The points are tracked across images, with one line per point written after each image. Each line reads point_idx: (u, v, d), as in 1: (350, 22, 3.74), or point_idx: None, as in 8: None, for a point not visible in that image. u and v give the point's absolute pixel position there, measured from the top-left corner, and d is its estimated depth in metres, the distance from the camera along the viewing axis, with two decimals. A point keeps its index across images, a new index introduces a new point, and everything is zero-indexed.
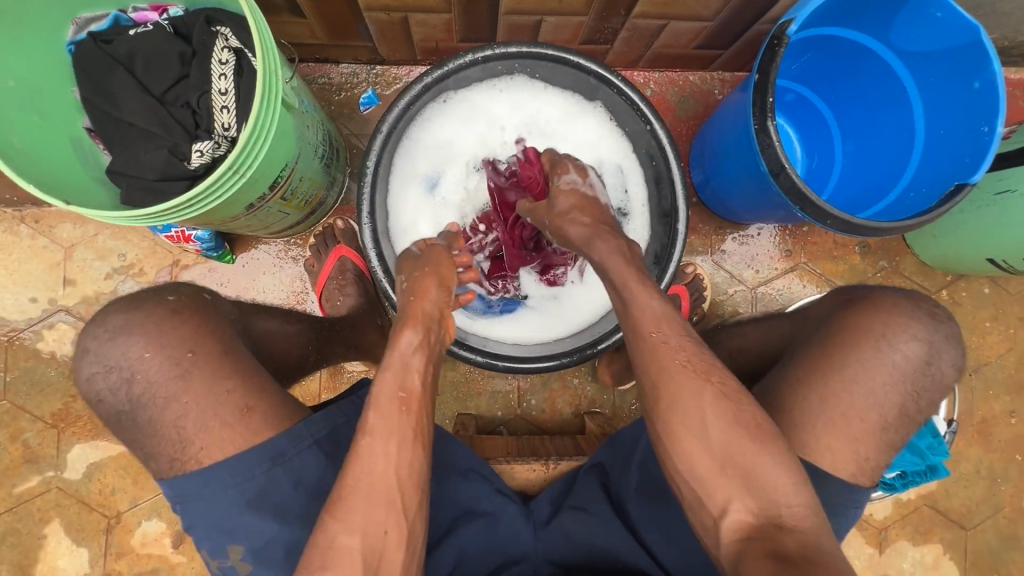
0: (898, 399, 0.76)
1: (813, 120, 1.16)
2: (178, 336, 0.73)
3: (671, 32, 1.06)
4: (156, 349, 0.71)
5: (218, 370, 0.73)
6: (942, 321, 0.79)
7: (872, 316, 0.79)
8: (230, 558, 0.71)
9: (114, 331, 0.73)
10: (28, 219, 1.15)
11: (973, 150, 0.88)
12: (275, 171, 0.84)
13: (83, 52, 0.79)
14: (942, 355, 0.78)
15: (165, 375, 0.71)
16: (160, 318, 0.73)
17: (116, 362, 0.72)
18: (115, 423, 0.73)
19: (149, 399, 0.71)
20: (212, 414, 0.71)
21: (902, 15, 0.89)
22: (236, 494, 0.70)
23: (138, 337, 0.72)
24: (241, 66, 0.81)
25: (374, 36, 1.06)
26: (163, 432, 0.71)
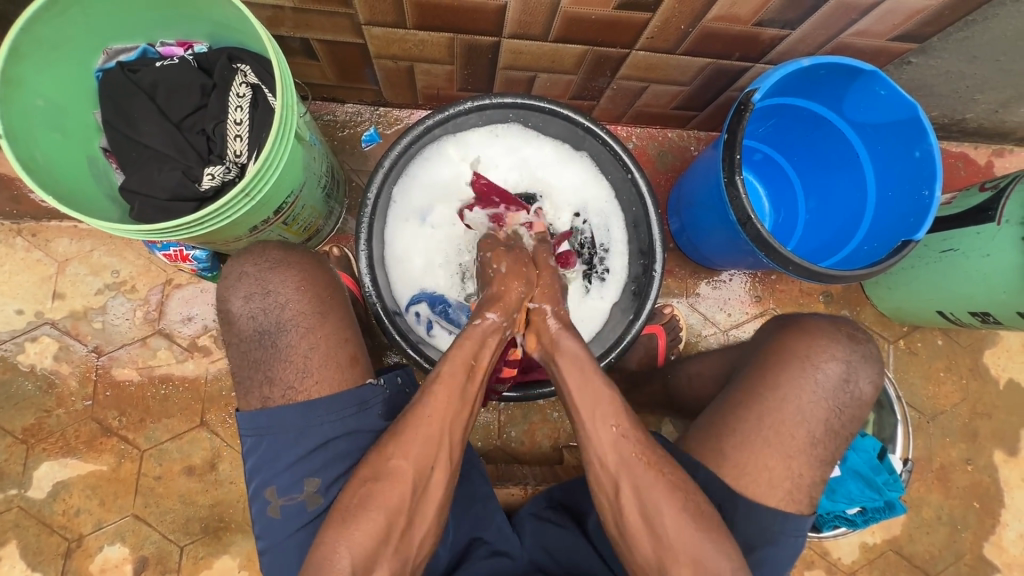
0: (824, 415, 0.82)
1: (778, 178, 1.28)
2: (326, 282, 0.85)
3: (652, 93, 1.17)
4: (314, 286, 0.83)
5: (346, 318, 0.85)
6: (859, 343, 0.86)
7: (798, 338, 0.86)
8: (302, 490, 0.78)
9: (274, 263, 0.83)
10: (25, 232, 1.16)
11: (916, 211, 0.99)
12: (281, 196, 0.89)
13: (111, 80, 0.85)
14: (861, 373, 0.84)
15: (311, 310, 0.82)
16: (312, 264, 0.86)
17: (275, 288, 0.82)
18: (250, 344, 0.81)
19: (294, 326, 0.81)
20: (333, 356, 0.82)
21: (852, 91, 1.00)
22: (323, 429, 0.79)
23: (296, 274, 0.83)
24: (256, 100, 0.87)
25: (380, 80, 1.14)
26: (292, 360, 0.80)
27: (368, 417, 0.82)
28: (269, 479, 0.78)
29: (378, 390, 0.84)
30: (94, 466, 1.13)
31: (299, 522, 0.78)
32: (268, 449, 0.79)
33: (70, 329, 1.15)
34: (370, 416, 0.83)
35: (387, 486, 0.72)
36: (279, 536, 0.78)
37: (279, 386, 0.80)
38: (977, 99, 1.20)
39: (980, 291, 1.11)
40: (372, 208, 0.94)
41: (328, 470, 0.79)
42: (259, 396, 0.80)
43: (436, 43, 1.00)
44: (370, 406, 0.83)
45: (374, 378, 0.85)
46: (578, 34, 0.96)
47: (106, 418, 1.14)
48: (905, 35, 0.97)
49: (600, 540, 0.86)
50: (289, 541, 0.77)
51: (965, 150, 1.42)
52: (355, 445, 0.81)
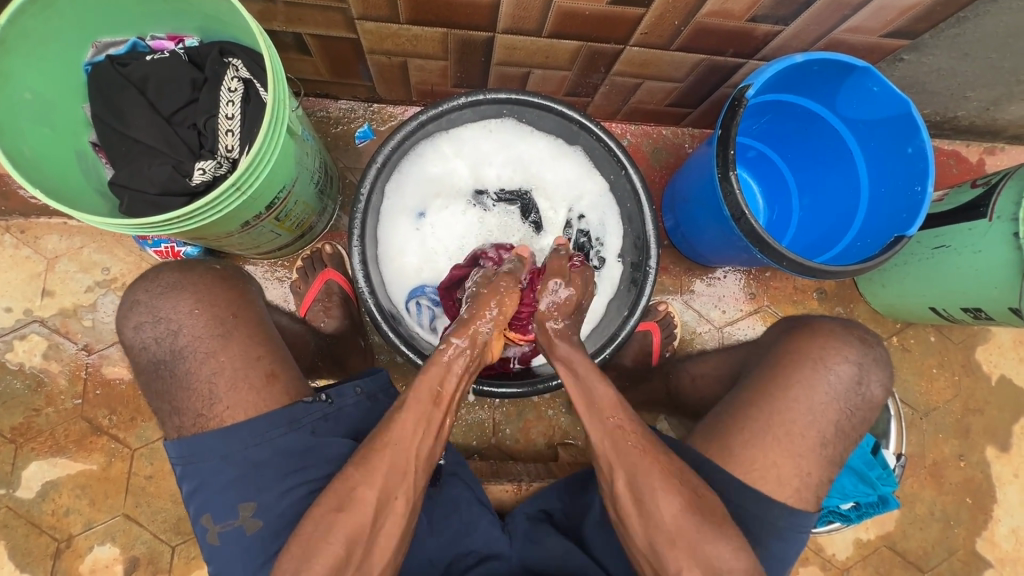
0: (835, 417, 0.82)
1: (772, 176, 1.28)
2: (224, 301, 0.84)
3: (647, 90, 1.17)
4: (205, 307, 0.82)
5: (253, 335, 0.84)
6: (871, 346, 0.87)
7: (811, 341, 0.86)
8: (237, 516, 0.75)
9: (166, 288, 0.83)
10: (14, 229, 1.15)
11: (908, 207, 0.99)
12: (273, 191, 0.88)
13: (100, 73, 0.84)
14: (871, 376, 0.85)
15: (209, 332, 0.81)
16: (209, 282, 0.85)
17: (166, 315, 0.81)
18: (150, 374, 0.81)
19: (190, 351, 0.80)
20: (242, 377, 0.80)
21: (845, 87, 1.01)
22: (250, 453, 0.77)
23: (189, 296, 0.83)
24: (248, 94, 0.87)
25: (373, 76, 1.13)
26: (197, 386, 0.79)
27: (299, 436, 0.80)
28: (203, 507, 0.76)
29: (308, 408, 0.82)
30: (83, 466, 1.12)
31: (240, 547, 0.75)
32: (198, 477, 0.77)
33: (59, 327, 1.14)
34: (303, 434, 0.80)
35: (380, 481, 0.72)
36: (224, 563, 0.75)
37: (188, 412, 0.79)
38: (969, 97, 1.21)
39: (972, 287, 1.11)
40: (366, 204, 0.94)
41: (263, 494, 0.77)
42: (173, 424, 0.80)
43: (430, 38, 0.99)
44: (303, 425, 0.81)
45: (311, 395, 0.83)
46: (572, 29, 0.96)
47: (96, 417, 1.13)
48: (897, 31, 0.98)
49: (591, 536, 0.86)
50: (234, 568, 0.75)
51: (957, 148, 1.44)
52: (291, 465, 0.78)
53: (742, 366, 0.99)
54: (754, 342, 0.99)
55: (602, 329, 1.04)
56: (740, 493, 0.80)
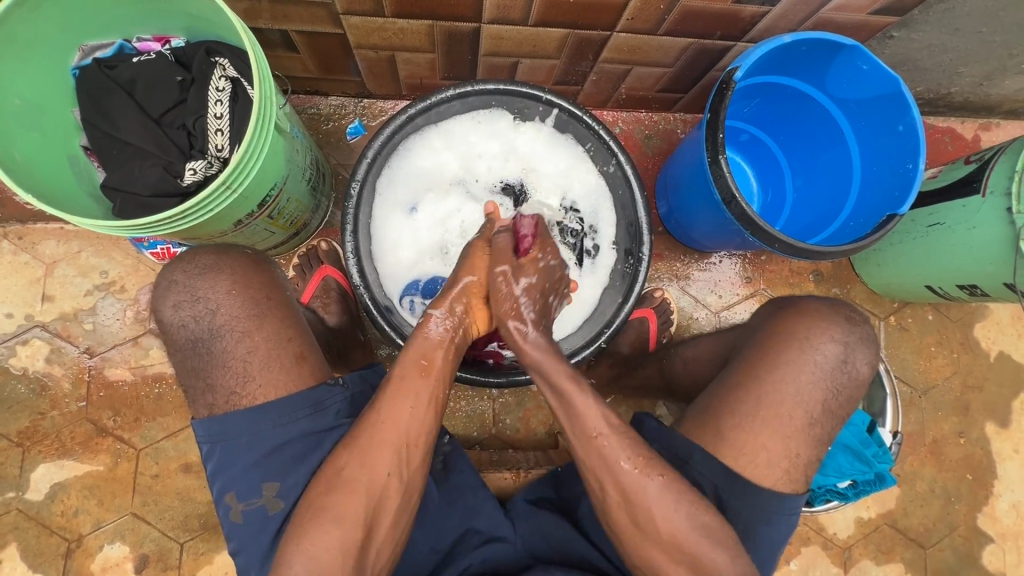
0: (821, 397, 0.82)
1: (765, 159, 1.28)
2: (259, 284, 0.85)
3: (635, 76, 1.17)
4: (242, 289, 0.84)
5: (286, 317, 0.85)
6: (858, 325, 0.86)
7: (796, 321, 0.86)
8: (260, 496, 0.77)
9: (203, 269, 0.84)
10: (12, 235, 1.16)
11: (900, 186, 0.99)
12: (264, 190, 0.89)
13: (88, 76, 0.84)
14: (858, 354, 0.85)
15: (245, 312, 0.82)
16: (244, 266, 0.86)
17: (204, 295, 0.82)
18: (186, 352, 0.82)
19: (226, 331, 0.81)
20: (275, 356, 0.81)
21: (834, 66, 1.00)
22: (279, 431, 0.79)
23: (227, 278, 0.84)
24: (237, 93, 0.87)
25: (362, 71, 1.13)
26: (231, 365, 0.80)
27: (327, 417, 0.82)
28: (227, 485, 0.77)
29: (335, 389, 0.83)
30: (90, 467, 1.14)
31: (265, 525, 0.76)
32: (228, 454, 0.78)
33: (61, 331, 1.15)
34: (329, 414, 0.82)
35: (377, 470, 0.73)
36: (248, 540, 0.76)
37: (219, 391, 0.80)
38: (961, 72, 1.21)
39: (967, 263, 1.11)
40: (357, 199, 0.95)
41: (290, 474, 0.78)
42: (205, 402, 0.81)
43: (416, 31, 0.99)
44: (329, 406, 0.82)
45: (333, 378, 0.85)
46: (558, 17, 0.95)
47: (100, 418, 1.14)
48: (885, 8, 0.96)
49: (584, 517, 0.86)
50: (255, 548, 0.76)
51: (952, 125, 1.44)
52: (318, 445, 0.80)
53: (729, 348, 0.99)
54: (742, 325, 0.99)
55: (599, 317, 1.04)
56: (735, 475, 0.80)
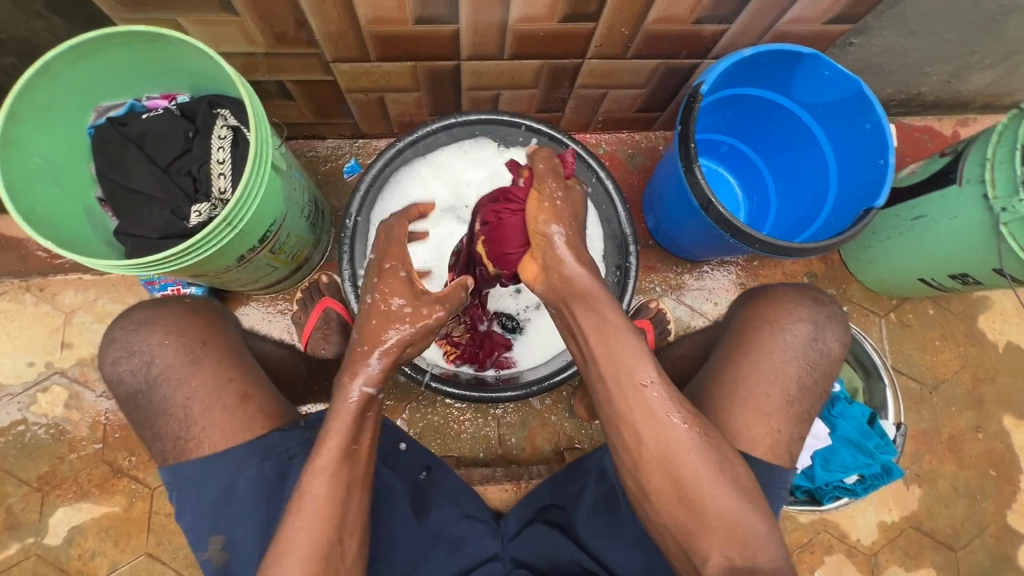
0: (796, 376, 0.80)
1: (747, 168, 1.32)
2: (194, 329, 0.81)
3: (612, 99, 1.23)
4: (177, 337, 0.79)
5: (226, 358, 0.80)
6: (824, 303, 0.85)
7: (763, 305, 0.84)
8: (224, 539, 0.73)
9: (139, 323, 0.80)
10: (34, 287, 1.22)
11: (873, 181, 1.02)
12: (265, 226, 0.95)
13: (103, 135, 0.92)
14: (828, 332, 0.83)
15: (179, 360, 0.78)
16: (182, 314, 0.82)
17: (140, 348, 0.79)
18: (129, 406, 0.79)
19: (163, 380, 0.77)
20: (216, 400, 0.77)
21: (799, 74, 1.05)
22: (229, 477, 0.74)
23: (161, 329, 0.80)
24: (237, 140, 0.94)
25: (356, 114, 1.21)
26: (173, 411, 0.77)
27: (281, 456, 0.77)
28: (193, 531, 0.74)
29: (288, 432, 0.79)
30: (107, 508, 1.16)
31: (229, 575, 0.73)
32: (184, 504, 0.74)
33: (79, 376, 1.20)
34: (281, 457, 0.77)
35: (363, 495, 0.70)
36: None
37: (167, 438, 0.77)
38: (927, 72, 1.26)
39: (955, 252, 1.13)
40: (352, 232, 1.01)
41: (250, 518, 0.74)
42: (158, 451, 0.77)
43: (401, 73, 1.07)
44: (283, 446, 0.78)
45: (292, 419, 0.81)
46: (531, 49, 1.02)
47: (116, 459, 1.18)
48: (838, 17, 1.00)
49: (579, 531, 0.83)
50: None
51: (930, 123, 1.48)
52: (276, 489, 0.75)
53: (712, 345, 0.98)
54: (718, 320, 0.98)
55: None
56: None
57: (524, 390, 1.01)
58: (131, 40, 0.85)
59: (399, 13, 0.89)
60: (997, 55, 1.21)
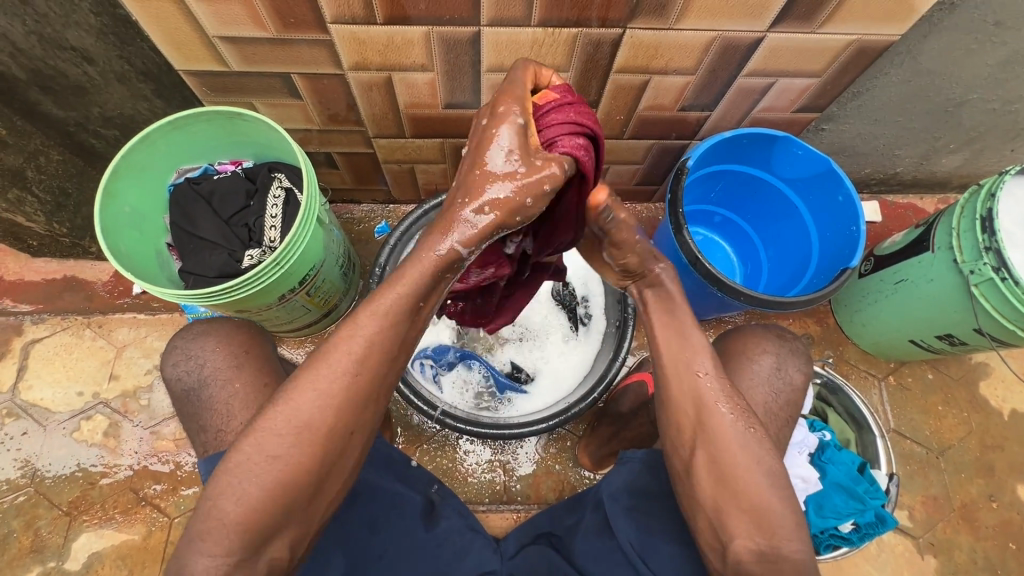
0: (766, 403, 0.84)
1: (740, 236, 1.45)
2: (240, 339, 0.92)
3: (614, 173, 1.39)
4: (225, 344, 0.91)
5: (263, 366, 0.91)
6: (788, 338, 0.90)
7: (733, 339, 0.90)
8: None
9: (196, 334, 0.92)
10: (93, 324, 1.36)
11: (850, 245, 1.13)
12: (304, 270, 1.09)
13: (180, 191, 1.10)
14: (791, 363, 0.88)
15: (227, 363, 0.89)
16: (231, 328, 0.94)
17: (196, 352, 0.90)
18: (183, 401, 0.89)
19: (213, 379, 0.88)
20: (254, 399, 0.86)
21: (776, 153, 1.20)
22: None
23: (215, 339, 0.91)
24: (289, 198, 1.11)
25: (389, 182, 1.40)
26: (216, 407, 0.86)
27: None
28: None
29: None
30: (127, 536, 1.21)
31: None
32: None
33: (120, 406, 1.30)
34: None
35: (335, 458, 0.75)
36: None
37: (210, 431, 0.86)
38: (900, 155, 1.40)
39: (938, 314, 1.20)
40: (378, 279, 1.14)
41: None
42: (199, 442, 0.87)
43: (430, 147, 1.25)
44: None
45: None
46: None
47: (143, 487, 1.25)
48: (805, 107, 1.16)
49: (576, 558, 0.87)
50: None
51: (912, 201, 1.61)
52: None
53: None
54: None
55: (593, 372, 1.14)
56: None
57: (538, 424, 1.08)
58: (214, 118, 1.05)
59: (432, 99, 1.08)
60: (961, 141, 1.35)
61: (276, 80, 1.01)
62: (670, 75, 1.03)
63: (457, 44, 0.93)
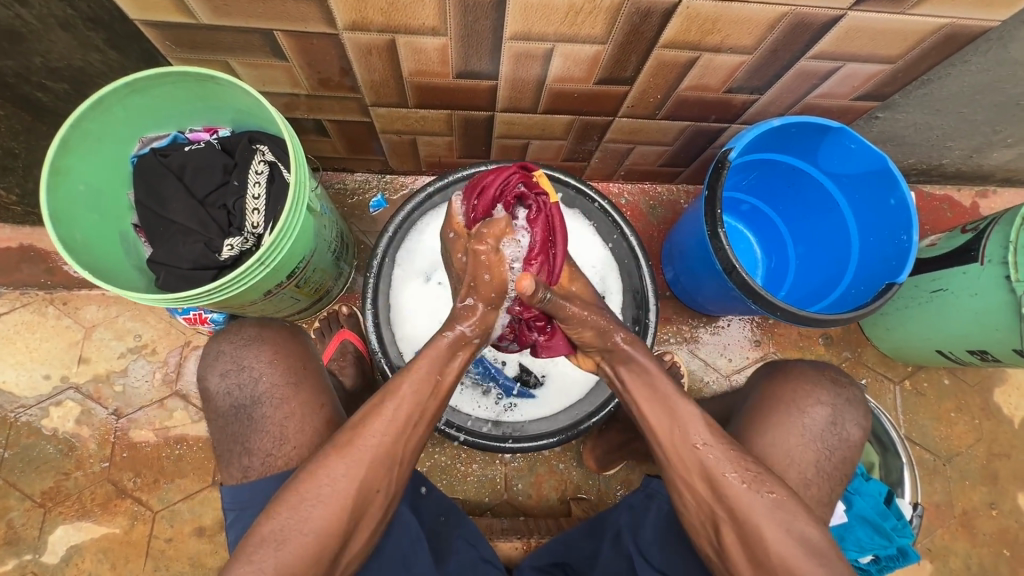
0: (813, 457, 0.81)
1: (767, 227, 1.34)
2: (296, 353, 0.89)
3: (639, 153, 1.25)
4: (281, 359, 0.87)
5: (319, 386, 0.88)
6: (843, 388, 0.86)
7: (784, 384, 0.85)
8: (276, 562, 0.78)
9: (248, 340, 0.89)
10: (57, 301, 1.23)
11: (897, 256, 1.03)
12: (293, 264, 0.96)
13: (145, 165, 0.94)
14: (846, 416, 0.84)
15: (283, 381, 0.85)
16: (282, 337, 0.91)
17: (249, 364, 0.87)
18: (227, 418, 0.85)
19: (268, 398, 0.84)
20: (305, 423, 0.84)
21: (825, 145, 1.07)
22: None
23: (268, 348, 0.88)
24: (273, 175, 0.96)
25: (386, 151, 1.23)
26: (267, 429, 0.83)
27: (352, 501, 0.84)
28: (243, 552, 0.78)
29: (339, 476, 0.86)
30: (107, 529, 1.15)
31: None
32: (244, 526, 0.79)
33: (92, 392, 1.20)
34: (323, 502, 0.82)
35: (355, 466, 0.71)
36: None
37: (257, 456, 0.82)
38: (950, 146, 1.28)
39: (974, 329, 1.13)
40: (376, 272, 1.03)
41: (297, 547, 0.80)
42: (240, 467, 0.82)
43: (435, 119, 1.09)
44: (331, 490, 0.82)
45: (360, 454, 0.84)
46: (565, 105, 1.04)
47: (122, 479, 1.17)
48: (867, 94, 1.02)
49: None
50: None
51: (949, 193, 1.50)
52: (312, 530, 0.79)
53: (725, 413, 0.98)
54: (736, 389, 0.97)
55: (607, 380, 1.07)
56: None
57: (555, 437, 1.02)
58: (181, 80, 0.88)
59: (442, 67, 0.92)
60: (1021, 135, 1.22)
61: (256, 37, 0.84)
62: (724, 54, 0.88)
63: (477, 7, 0.77)
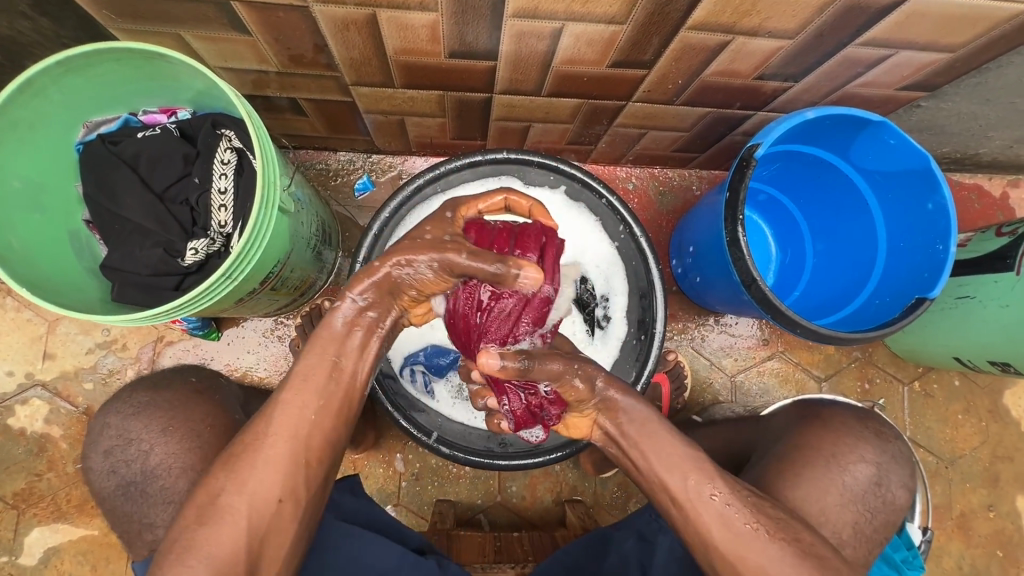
0: (852, 518, 0.81)
1: (784, 220, 1.24)
2: (194, 414, 0.84)
3: (651, 138, 1.13)
4: (174, 425, 0.82)
5: (225, 445, 0.82)
6: (887, 443, 0.87)
7: (824, 437, 0.86)
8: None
9: (137, 408, 0.84)
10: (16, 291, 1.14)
11: (930, 266, 0.94)
12: (267, 268, 0.87)
13: (92, 154, 0.82)
14: (891, 477, 0.84)
15: (175, 448, 0.80)
16: (179, 398, 0.85)
17: (136, 437, 0.82)
18: (119, 497, 0.81)
19: (163, 469, 0.80)
20: None
21: (860, 139, 0.96)
22: None
23: (157, 415, 0.83)
24: (241, 166, 0.85)
25: (371, 130, 1.10)
26: (169, 500, 0.79)
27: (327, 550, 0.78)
28: None
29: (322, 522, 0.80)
30: (86, 531, 1.11)
31: None
32: None
33: (61, 390, 1.13)
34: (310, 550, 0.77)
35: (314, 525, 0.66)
36: None
37: (158, 528, 0.79)
38: (991, 136, 1.16)
39: (999, 340, 1.06)
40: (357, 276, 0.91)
41: None
42: (146, 541, 0.80)
43: (426, 99, 0.96)
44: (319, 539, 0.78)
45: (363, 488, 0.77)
46: (572, 89, 0.92)
47: None
48: (915, 84, 0.90)
49: None
50: None
51: (979, 182, 1.39)
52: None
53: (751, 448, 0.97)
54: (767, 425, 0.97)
55: None
56: None
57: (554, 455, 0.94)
58: (125, 56, 0.75)
59: (432, 46, 0.79)
60: None
61: (210, 7, 0.71)
62: (759, 38, 0.76)
63: None
